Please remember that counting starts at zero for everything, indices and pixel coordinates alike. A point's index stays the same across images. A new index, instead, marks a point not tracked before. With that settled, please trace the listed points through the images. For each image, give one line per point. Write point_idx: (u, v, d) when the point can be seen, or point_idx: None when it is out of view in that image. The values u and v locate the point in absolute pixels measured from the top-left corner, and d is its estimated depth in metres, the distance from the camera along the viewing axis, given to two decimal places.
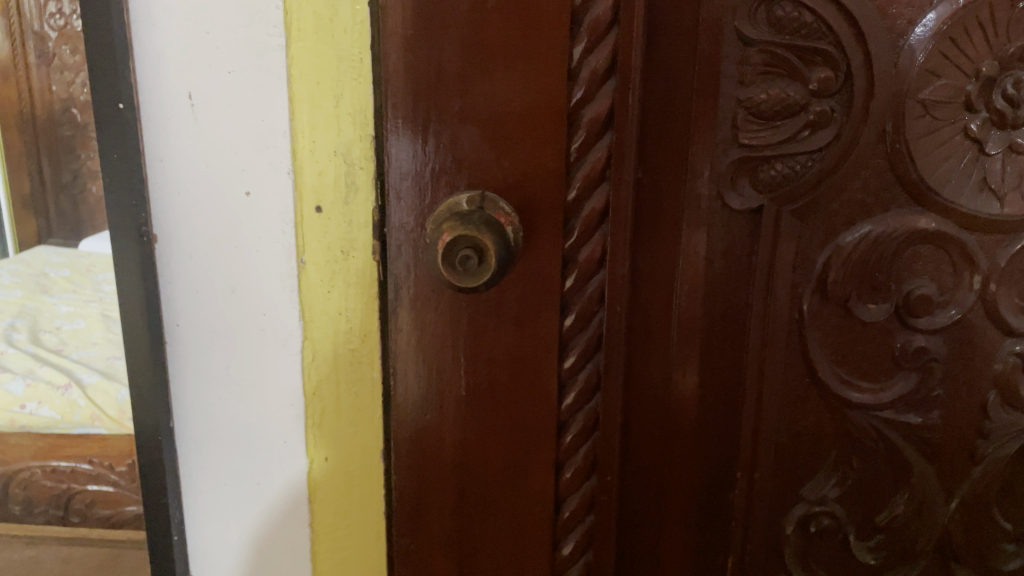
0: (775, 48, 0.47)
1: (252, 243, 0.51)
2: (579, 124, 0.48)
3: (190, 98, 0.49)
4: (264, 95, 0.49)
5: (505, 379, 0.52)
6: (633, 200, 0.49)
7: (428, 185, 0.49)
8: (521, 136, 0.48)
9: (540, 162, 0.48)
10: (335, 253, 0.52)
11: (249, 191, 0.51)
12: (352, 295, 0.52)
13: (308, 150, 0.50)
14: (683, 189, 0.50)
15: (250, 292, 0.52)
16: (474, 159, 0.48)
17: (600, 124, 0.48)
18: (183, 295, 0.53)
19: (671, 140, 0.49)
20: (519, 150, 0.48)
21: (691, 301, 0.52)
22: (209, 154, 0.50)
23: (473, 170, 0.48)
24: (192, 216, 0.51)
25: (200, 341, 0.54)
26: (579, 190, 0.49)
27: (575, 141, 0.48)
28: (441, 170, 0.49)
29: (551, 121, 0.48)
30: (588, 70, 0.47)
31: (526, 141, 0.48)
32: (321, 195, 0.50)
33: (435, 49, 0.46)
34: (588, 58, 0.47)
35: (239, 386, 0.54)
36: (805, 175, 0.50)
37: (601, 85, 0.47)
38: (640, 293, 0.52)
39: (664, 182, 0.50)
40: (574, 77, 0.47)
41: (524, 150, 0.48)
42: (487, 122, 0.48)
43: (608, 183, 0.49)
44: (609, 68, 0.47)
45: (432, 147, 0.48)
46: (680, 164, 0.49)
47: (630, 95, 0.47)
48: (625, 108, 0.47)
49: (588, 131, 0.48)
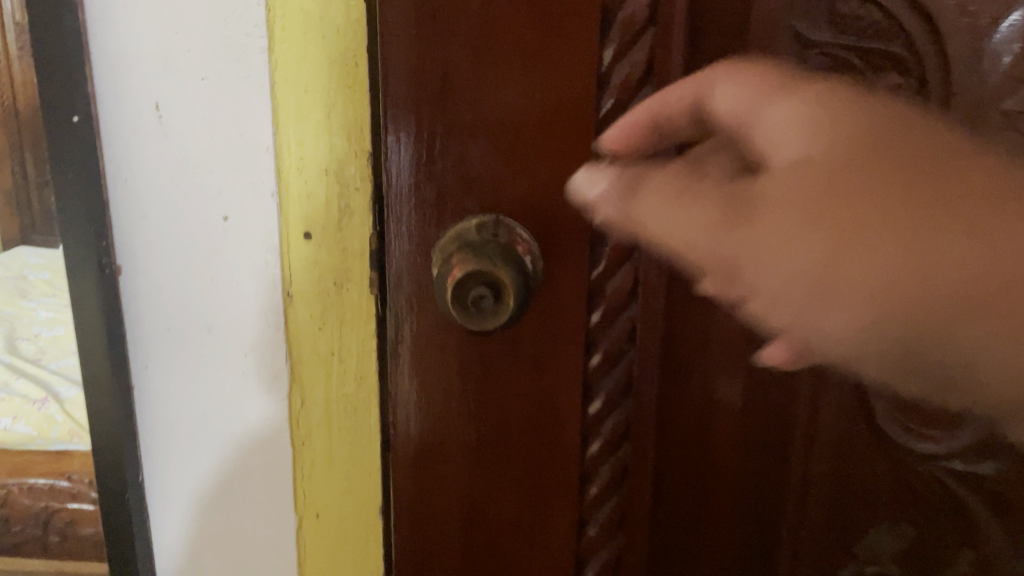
0: (837, 51, 0.41)
1: (230, 275, 0.45)
2: None
3: (157, 109, 0.43)
4: (242, 106, 0.43)
5: (521, 429, 0.46)
6: None
7: (433, 209, 0.42)
8: (541, 155, 0.41)
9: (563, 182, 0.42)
10: (326, 285, 0.45)
11: (226, 215, 0.44)
12: (346, 333, 0.46)
13: (294, 170, 0.43)
14: None
15: (229, 327, 0.46)
16: (487, 179, 0.42)
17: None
18: (153, 331, 0.47)
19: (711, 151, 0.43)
20: (538, 170, 0.41)
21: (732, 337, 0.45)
22: (180, 174, 0.44)
23: (486, 192, 0.42)
24: (163, 243, 0.45)
25: (170, 385, 0.48)
26: None
27: None
28: (448, 191, 0.42)
29: (575, 136, 0.41)
30: (622, 76, 0.41)
31: (546, 160, 0.41)
32: (311, 219, 0.44)
33: (441, 52, 0.40)
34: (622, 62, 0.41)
35: (218, 433, 0.48)
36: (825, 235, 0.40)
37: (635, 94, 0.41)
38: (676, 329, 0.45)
39: None
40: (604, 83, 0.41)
41: (543, 170, 0.41)
42: (502, 136, 0.41)
43: None
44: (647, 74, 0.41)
45: (436, 166, 0.41)
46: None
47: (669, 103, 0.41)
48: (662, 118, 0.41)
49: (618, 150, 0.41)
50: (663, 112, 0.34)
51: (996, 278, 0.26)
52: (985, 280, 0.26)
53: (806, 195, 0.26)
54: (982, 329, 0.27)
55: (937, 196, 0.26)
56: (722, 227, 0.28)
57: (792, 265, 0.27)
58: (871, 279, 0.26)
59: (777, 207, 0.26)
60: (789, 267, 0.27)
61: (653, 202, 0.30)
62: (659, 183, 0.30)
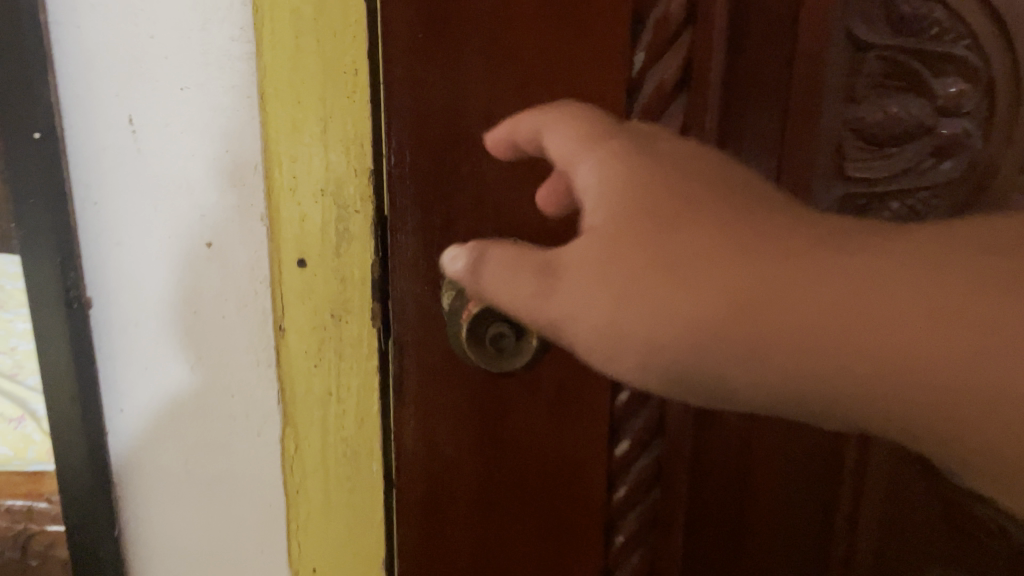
0: (894, 53, 0.37)
1: (214, 308, 0.41)
2: None
3: (131, 123, 0.38)
4: (227, 118, 0.38)
5: (540, 477, 0.41)
6: None
7: (444, 234, 0.38)
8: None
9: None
10: (322, 318, 0.40)
11: (210, 241, 0.40)
12: (345, 370, 0.41)
13: (286, 190, 0.38)
14: None
15: (214, 365, 0.41)
16: (503, 200, 0.37)
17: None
18: (128, 371, 0.42)
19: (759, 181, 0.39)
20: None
21: None
22: (157, 196, 0.39)
23: (502, 213, 0.38)
24: (140, 271, 0.41)
25: (148, 429, 0.43)
26: None
27: None
28: (460, 214, 0.37)
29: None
30: (657, 106, 0.37)
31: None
32: (305, 245, 0.39)
33: (452, 59, 0.35)
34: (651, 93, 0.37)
35: (204, 479, 0.44)
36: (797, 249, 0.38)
37: (669, 105, 0.37)
38: None
39: None
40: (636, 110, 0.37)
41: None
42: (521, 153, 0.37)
43: None
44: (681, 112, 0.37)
45: (447, 187, 0.37)
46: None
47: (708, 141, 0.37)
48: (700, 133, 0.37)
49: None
50: (518, 140, 0.33)
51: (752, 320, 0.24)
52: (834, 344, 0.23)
53: (622, 250, 0.26)
54: (897, 369, 0.23)
55: (693, 264, 0.25)
56: (537, 278, 0.28)
57: (615, 307, 0.26)
58: (696, 310, 0.25)
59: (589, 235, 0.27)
60: (627, 317, 0.26)
61: (500, 277, 0.30)
62: (505, 250, 0.30)
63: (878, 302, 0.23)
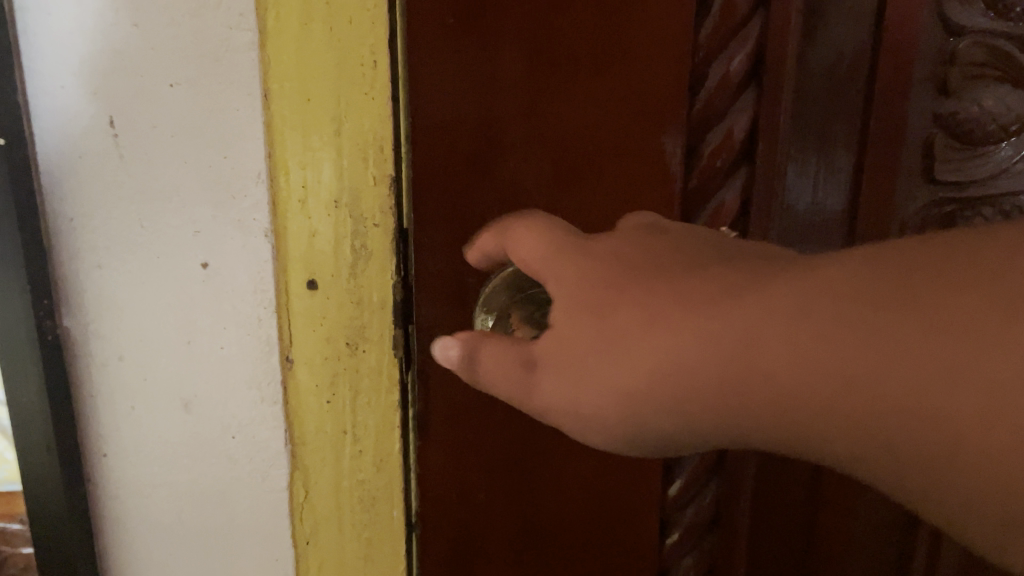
0: (994, 38, 0.32)
1: (209, 338, 0.35)
2: (700, 153, 0.33)
3: (112, 126, 0.33)
4: (224, 119, 0.33)
5: (583, 529, 0.36)
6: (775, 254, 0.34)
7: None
8: (614, 179, 0.32)
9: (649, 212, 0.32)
10: (337, 347, 0.35)
11: (205, 261, 0.34)
12: (362, 404, 0.36)
13: (295, 202, 0.33)
14: (835, 234, 0.35)
15: (212, 403, 0.36)
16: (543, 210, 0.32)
17: (733, 154, 0.33)
18: (108, 411, 0.36)
19: (830, 236, 0.35)
20: (610, 197, 0.32)
21: None
22: (142, 210, 0.34)
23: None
24: (123, 298, 0.35)
25: (134, 476, 0.38)
26: None
27: (694, 174, 0.33)
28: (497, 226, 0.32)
29: (660, 153, 0.32)
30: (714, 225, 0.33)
31: (624, 184, 0.32)
32: (315, 264, 0.34)
33: (487, 47, 0.30)
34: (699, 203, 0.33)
35: (203, 533, 0.38)
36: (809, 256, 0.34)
37: (736, 100, 0.32)
38: None
39: (814, 231, 0.35)
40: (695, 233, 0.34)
41: (617, 196, 0.32)
42: (565, 156, 0.32)
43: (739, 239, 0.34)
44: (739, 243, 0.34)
45: (480, 195, 0.32)
46: (840, 237, 0.35)
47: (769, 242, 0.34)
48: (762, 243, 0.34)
49: (715, 169, 0.33)
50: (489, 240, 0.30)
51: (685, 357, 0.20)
52: (778, 373, 0.19)
53: (583, 337, 0.22)
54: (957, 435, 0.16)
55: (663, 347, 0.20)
56: (517, 367, 0.24)
57: (588, 384, 0.22)
58: (646, 367, 0.20)
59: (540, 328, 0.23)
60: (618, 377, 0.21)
61: (491, 362, 0.25)
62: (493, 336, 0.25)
63: (830, 321, 0.18)
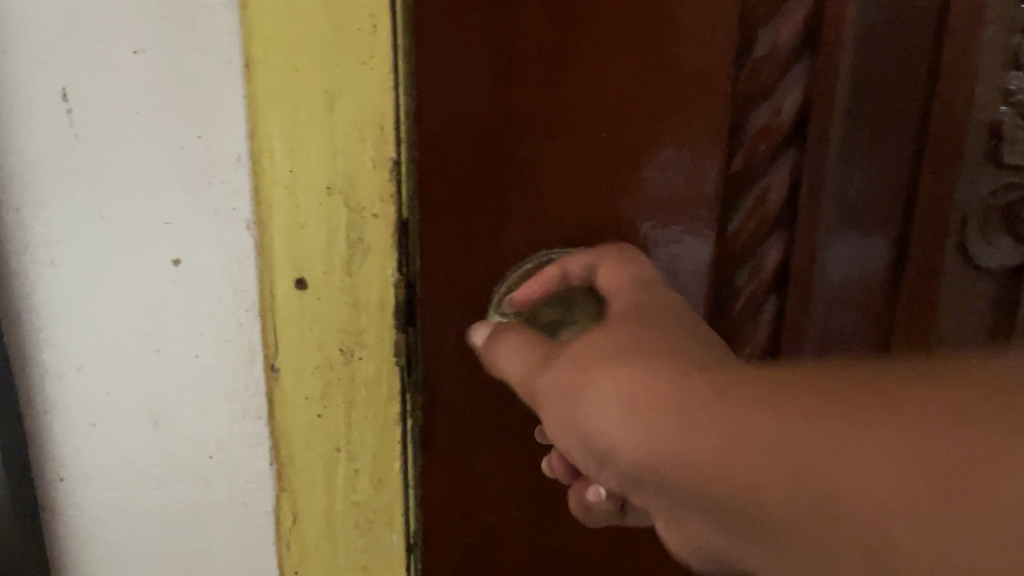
0: None
1: (182, 345, 0.30)
2: (745, 132, 0.29)
3: (65, 98, 0.28)
4: (196, 92, 0.28)
5: (610, 563, 0.32)
6: (826, 244, 0.31)
7: (494, 241, 0.29)
8: (650, 167, 0.28)
9: (687, 206, 0.29)
10: (329, 353, 0.30)
11: (176, 258, 0.29)
12: (357, 418, 0.31)
13: (280, 188, 0.29)
14: (890, 222, 0.31)
15: (185, 419, 0.31)
16: (567, 203, 0.28)
17: (777, 141, 0.29)
18: (66, 428, 0.32)
19: (879, 235, 0.31)
20: (644, 190, 0.28)
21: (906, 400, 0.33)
22: (102, 198, 0.29)
23: (565, 220, 0.29)
24: (81, 299, 0.30)
25: (96, 502, 0.33)
26: (749, 231, 0.30)
27: (737, 156, 0.29)
28: (515, 219, 0.28)
29: (705, 136, 0.28)
30: (753, 235, 0.30)
31: (660, 172, 0.28)
32: (306, 259, 0.29)
33: (507, 17, 0.26)
34: (741, 203, 0.30)
35: (175, 566, 0.34)
36: (863, 242, 0.31)
37: (784, 78, 0.29)
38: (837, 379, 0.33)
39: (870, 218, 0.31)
40: (725, 304, 0.31)
41: (650, 186, 0.28)
42: (593, 141, 0.28)
43: (786, 229, 0.31)
44: (773, 342, 0.32)
45: (497, 188, 0.28)
46: (891, 232, 0.31)
47: (815, 252, 0.30)
48: (801, 314, 0.31)
49: (758, 157, 0.29)
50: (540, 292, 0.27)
51: (702, 408, 0.18)
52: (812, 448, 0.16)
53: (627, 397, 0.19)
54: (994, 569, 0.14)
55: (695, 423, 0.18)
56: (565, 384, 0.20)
57: None
58: None
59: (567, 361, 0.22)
60: None
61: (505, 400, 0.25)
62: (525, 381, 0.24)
63: None
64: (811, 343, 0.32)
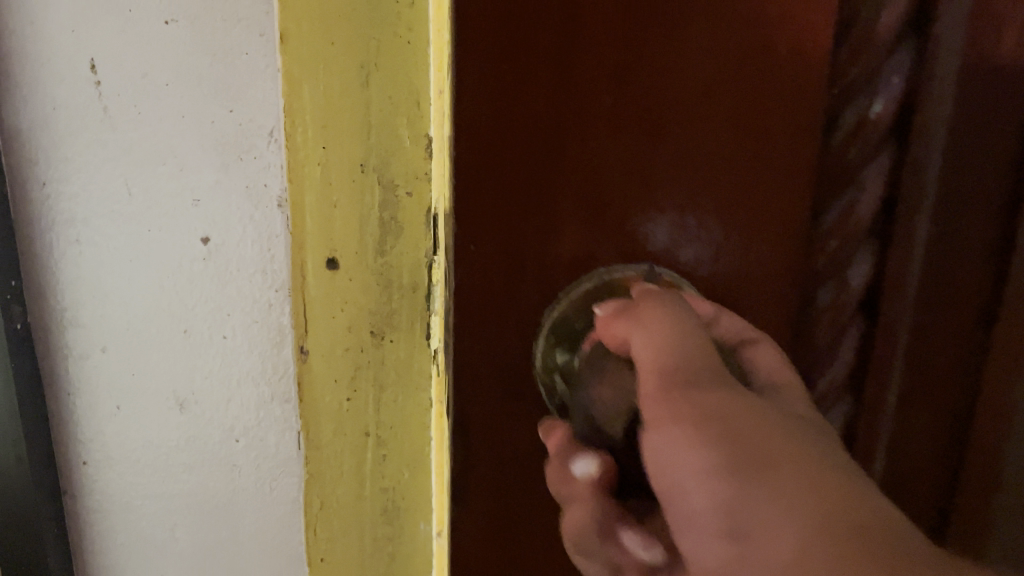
0: None
1: (209, 326, 0.30)
2: (852, 111, 0.18)
3: (93, 70, 0.27)
4: (227, 64, 0.27)
5: None
6: (935, 261, 0.19)
7: (539, 257, 0.18)
8: (740, 153, 0.18)
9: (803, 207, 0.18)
10: (355, 338, 0.27)
11: (205, 236, 0.29)
12: (390, 405, 0.28)
13: (314, 164, 0.25)
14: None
15: (211, 402, 0.31)
16: (641, 206, 0.18)
17: (881, 140, 0.18)
18: (91, 408, 0.31)
19: (974, 239, 0.19)
20: (758, 175, 0.18)
21: (903, 395, 0.20)
22: (130, 174, 0.28)
23: (629, 232, 0.18)
24: (109, 277, 0.29)
25: (119, 483, 0.32)
26: (843, 251, 0.19)
27: (835, 152, 0.18)
28: (570, 220, 0.18)
29: (794, 116, 0.17)
30: (840, 262, 0.19)
31: (773, 146, 0.18)
32: (337, 236, 0.26)
33: None
34: (831, 206, 0.19)
35: (199, 547, 0.33)
36: (924, 224, 0.19)
37: (887, 57, 0.18)
38: (915, 378, 0.20)
39: (972, 226, 0.19)
40: (802, 329, 0.20)
41: (762, 169, 0.18)
42: (680, 100, 0.17)
43: (877, 247, 0.19)
44: (855, 371, 0.20)
45: (550, 179, 0.18)
46: (992, 241, 0.19)
47: (867, 259, 0.19)
48: (886, 356, 0.20)
49: (851, 160, 0.18)
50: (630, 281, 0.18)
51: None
52: None
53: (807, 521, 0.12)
54: None
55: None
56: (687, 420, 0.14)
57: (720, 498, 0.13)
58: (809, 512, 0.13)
59: (677, 434, 0.14)
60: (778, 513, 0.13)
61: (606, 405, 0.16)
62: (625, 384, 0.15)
63: None
64: (903, 366, 0.20)
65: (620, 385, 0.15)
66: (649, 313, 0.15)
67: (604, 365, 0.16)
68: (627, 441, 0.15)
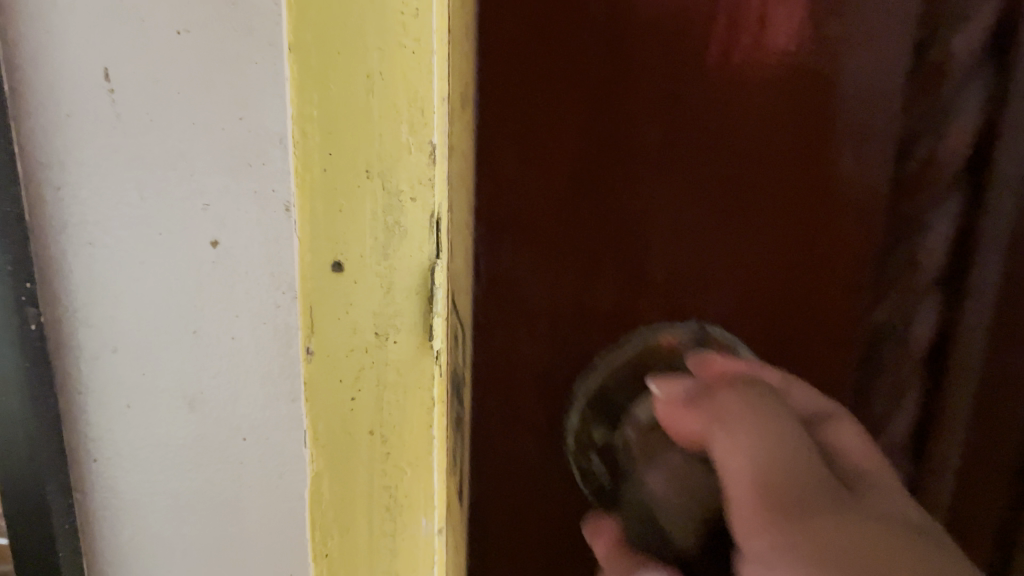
0: None
1: (219, 326, 0.31)
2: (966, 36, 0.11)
3: (106, 78, 0.28)
4: (238, 74, 0.27)
5: None
6: None
7: (517, 320, 0.11)
8: (829, 182, 0.11)
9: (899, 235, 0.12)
10: (357, 350, 0.22)
11: (214, 239, 0.29)
12: (395, 406, 0.23)
13: (311, 173, 0.20)
14: None
15: (220, 400, 0.32)
16: (654, 218, 0.11)
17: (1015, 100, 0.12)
18: (102, 408, 0.32)
19: None
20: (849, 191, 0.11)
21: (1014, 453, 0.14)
22: (142, 179, 0.29)
23: (640, 254, 0.11)
24: (120, 279, 0.30)
25: (128, 480, 0.33)
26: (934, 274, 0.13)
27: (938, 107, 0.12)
28: (600, 277, 0.11)
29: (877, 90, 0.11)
30: (898, 315, 0.13)
31: (874, 172, 0.11)
32: (335, 235, 0.21)
33: None
34: (900, 248, 0.12)
35: (207, 539, 0.34)
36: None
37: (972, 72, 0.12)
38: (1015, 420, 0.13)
39: None
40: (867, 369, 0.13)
41: (852, 190, 0.11)
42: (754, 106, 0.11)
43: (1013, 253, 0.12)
44: (927, 419, 0.14)
45: (569, 239, 0.11)
46: None
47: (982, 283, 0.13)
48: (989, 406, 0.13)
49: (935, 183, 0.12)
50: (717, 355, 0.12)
51: None
52: None
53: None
54: None
55: None
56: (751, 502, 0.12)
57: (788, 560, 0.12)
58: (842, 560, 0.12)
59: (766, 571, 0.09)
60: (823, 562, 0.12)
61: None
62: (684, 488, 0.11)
63: None
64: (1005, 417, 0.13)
65: (688, 486, 0.11)
66: (731, 411, 0.11)
67: (665, 458, 0.11)
68: (705, 550, 0.11)
